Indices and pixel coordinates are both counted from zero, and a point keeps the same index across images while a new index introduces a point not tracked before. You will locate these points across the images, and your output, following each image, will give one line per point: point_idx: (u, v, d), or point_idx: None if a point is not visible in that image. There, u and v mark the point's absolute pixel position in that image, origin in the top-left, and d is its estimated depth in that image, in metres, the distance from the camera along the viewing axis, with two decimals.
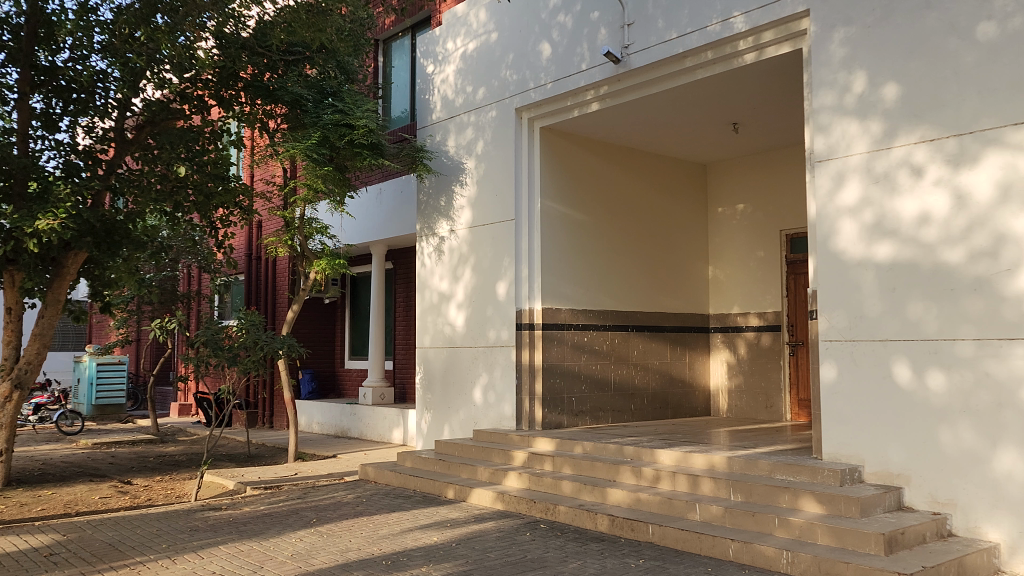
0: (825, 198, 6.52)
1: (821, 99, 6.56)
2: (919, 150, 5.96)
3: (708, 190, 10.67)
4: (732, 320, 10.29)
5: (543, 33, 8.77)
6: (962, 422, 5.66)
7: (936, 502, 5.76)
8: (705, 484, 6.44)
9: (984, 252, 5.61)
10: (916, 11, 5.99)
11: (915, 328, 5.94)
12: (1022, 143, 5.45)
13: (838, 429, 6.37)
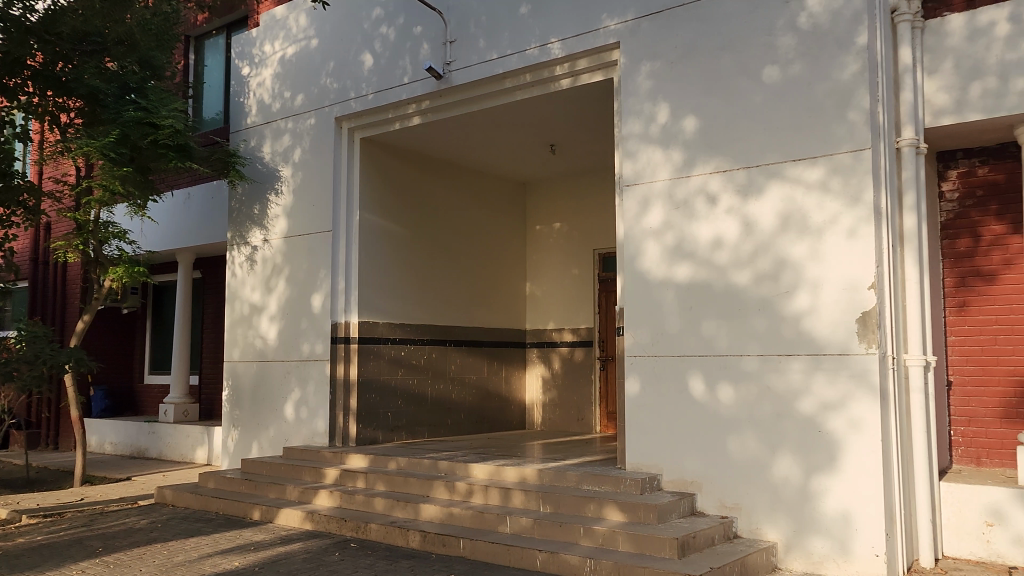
0: (631, 221, 6.88)
1: (629, 127, 6.93)
2: (714, 180, 6.44)
3: (527, 209, 10.96)
4: (547, 336, 10.61)
5: (365, 43, 8.67)
6: (747, 432, 6.14)
7: (724, 507, 6.21)
8: (516, 497, 6.56)
9: (767, 276, 6.14)
10: (713, 51, 6.49)
11: (708, 344, 6.39)
12: (799, 178, 6.03)
13: (639, 440, 6.72)
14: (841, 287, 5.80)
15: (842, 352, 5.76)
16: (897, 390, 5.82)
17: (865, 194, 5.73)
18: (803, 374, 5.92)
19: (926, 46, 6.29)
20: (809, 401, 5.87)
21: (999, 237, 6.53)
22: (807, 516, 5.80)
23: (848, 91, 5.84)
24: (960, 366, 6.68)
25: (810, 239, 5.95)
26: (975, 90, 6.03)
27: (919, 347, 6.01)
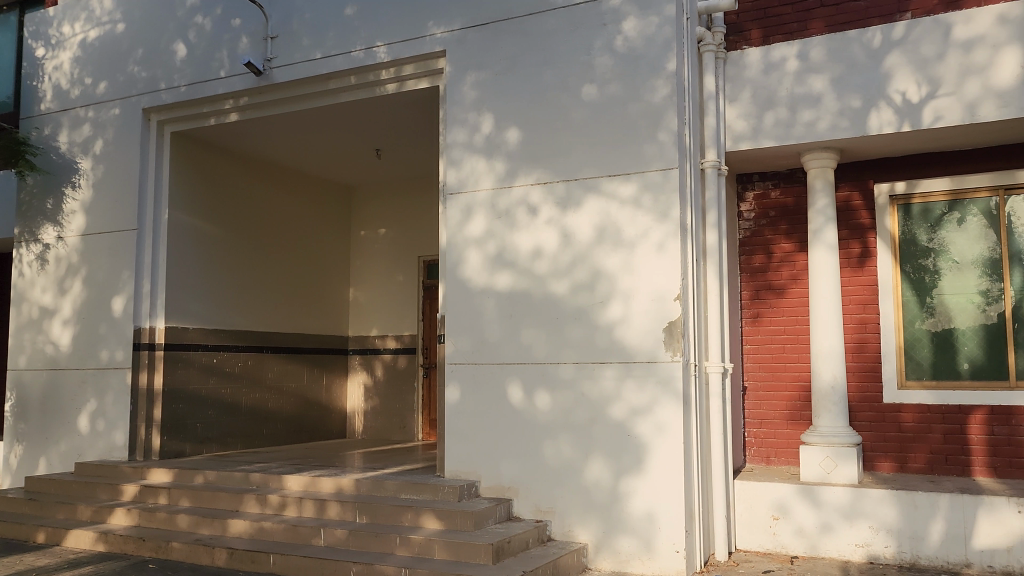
0: (454, 229, 6.91)
1: (453, 136, 6.97)
2: (535, 192, 6.60)
3: (352, 213, 10.76)
4: (370, 342, 10.45)
5: (178, 32, 8.18)
6: (562, 437, 6.33)
7: (539, 511, 6.35)
8: (331, 508, 6.39)
9: (583, 286, 6.36)
10: (535, 66, 6.66)
11: (527, 352, 6.53)
12: (613, 193, 6.31)
13: (457, 447, 6.74)
14: (651, 298, 6.12)
15: (650, 359, 6.08)
16: (698, 395, 6.21)
17: (673, 211, 6.09)
18: (614, 381, 6.18)
19: (727, 75, 6.78)
20: (619, 406, 6.14)
21: (788, 254, 7.15)
22: (616, 517, 6.07)
23: (658, 113, 6.20)
24: (754, 372, 7.23)
25: (624, 251, 6.24)
26: (768, 119, 6.57)
27: (718, 355, 6.44)
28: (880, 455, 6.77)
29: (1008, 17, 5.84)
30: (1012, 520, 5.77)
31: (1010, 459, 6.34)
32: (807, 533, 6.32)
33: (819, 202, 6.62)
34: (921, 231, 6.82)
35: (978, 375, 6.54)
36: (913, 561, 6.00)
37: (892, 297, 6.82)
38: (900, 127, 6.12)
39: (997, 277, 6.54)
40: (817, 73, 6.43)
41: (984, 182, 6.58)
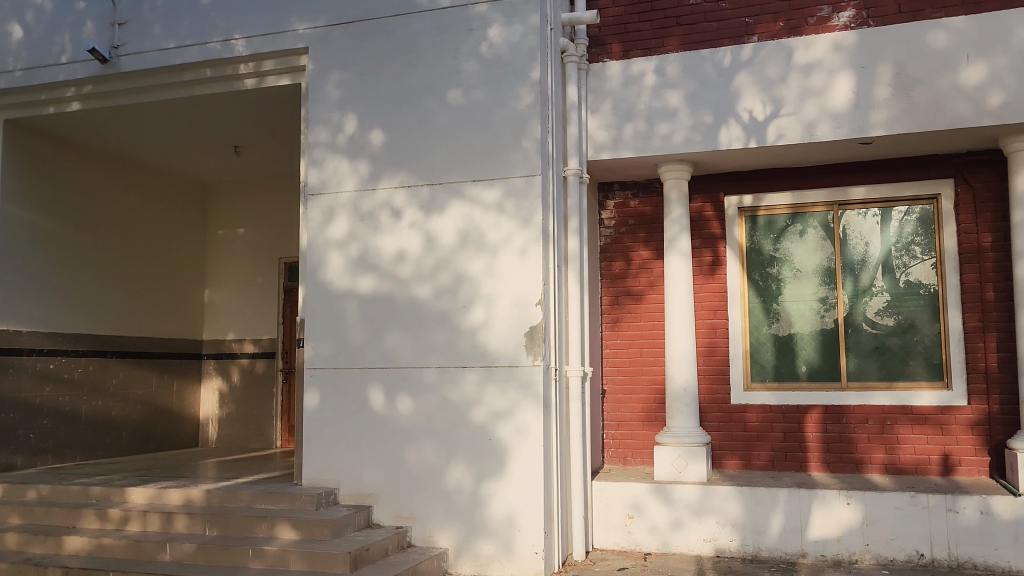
0: (315, 230, 6.74)
1: (315, 135, 6.81)
2: (399, 195, 6.55)
3: (208, 212, 10.30)
4: (226, 346, 10.03)
5: (13, 12, 7.58)
6: (424, 442, 6.29)
7: (400, 517, 6.29)
8: (179, 521, 6.09)
9: (446, 289, 6.36)
10: (400, 68, 6.61)
11: (390, 356, 6.45)
12: (477, 198, 6.34)
13: (316, 454, 6.57)
14: (512, 303, 6.19)
15: (511, 364, 6.15)
16: (558, 399, 6.33)
17: (535, 217, 6.19)
18: (476, 385, 6.21)
19: (589, 86, 6.96)
20: (481, 410, 6.17)
21: (646, 261, 7.42)
22: (476, 520, 6.11)
23: (522, 120, 6.29)
24: (613, 375, 7.45)
25: (486, 256, 6.28)
26: (628, 130, 6.79)
27: (578, 359, 6.59)
28: (728, 453, 7.10)
29: (842, 45, 6.31)
30: (842, 512, 6.21)
31: (842, 454, 6.81)
32: (659, 531, 6.56)
33: (674, 212, 6.91)
34: (766, 241, 7.24)
35: (814, 377, 7.01)
36: (755, 553, 6.35)
37: (740, 304, 7.22)
38: (747, 142, 6.48)
39: (832, 285, 7.04)
40: (673, 89, 6.71)
41: (822, 197, 7.08)
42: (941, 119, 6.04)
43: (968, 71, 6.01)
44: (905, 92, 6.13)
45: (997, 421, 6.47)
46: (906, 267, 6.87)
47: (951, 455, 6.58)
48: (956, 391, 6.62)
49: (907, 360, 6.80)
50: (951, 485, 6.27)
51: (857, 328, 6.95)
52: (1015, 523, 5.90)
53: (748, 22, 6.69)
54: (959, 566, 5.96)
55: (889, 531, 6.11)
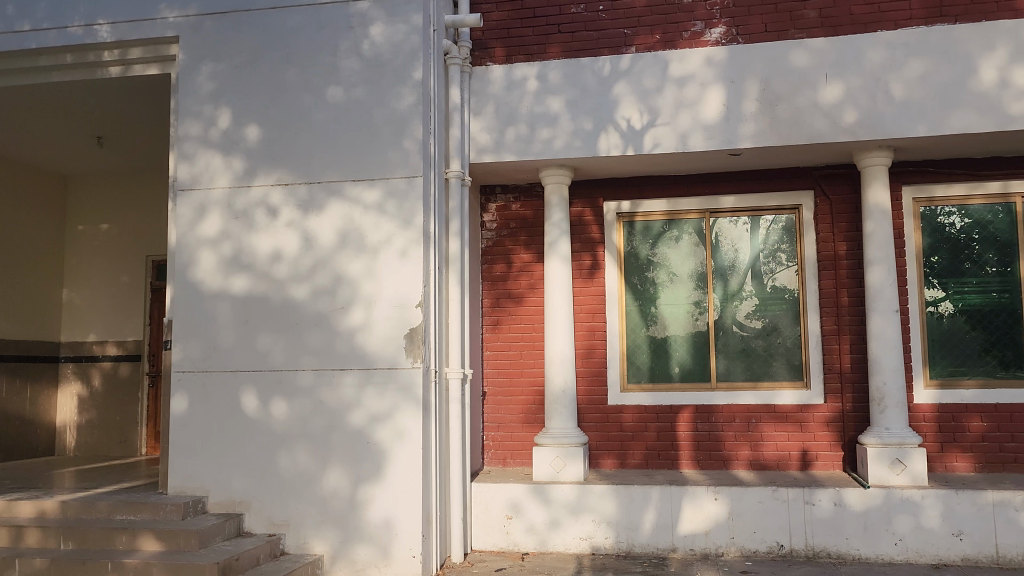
0: (184, 228, 6.46)
1: (185, 128, 6.52)
2: (275, 192, 6.36)
3: (67, 206, 9.70)
4: (86, 349, 9.47)
5: None
6: (298, 446, 6.13)
7: (272, 525, 6.10)
8: (30, 535, 5.70)
9: (324, 290, 6.22)
10: (278, 62, 6.43)
11: (264, 359, 6.25)
12: (356, 198, 6.25)
13: (183, 461, 6.29)
14: (392, 305, 6.13)
15: (390, 366, 6.08)
16: (438, 401, 6.30)
17: (416, 218, 6.16)
18: (354, 388, 6.11)
19: (472, 89, 6.97)
20: (359, 413, 6.07)
21: (526, 264, 7.50)
22: (352, 526, 6.01)
23: (403, 121, 6.24)
24: (493, 377, 7.49)
25: (366, 257, 6.19)
26: (510, 134, 6.85)
27: (458, 361, 6.58)
28: (604, 453, 7.25)
29: (714, 60, 6.59)
30: (709, 507, 6.48)
31: (711, 452, 7.09)
32: (537, 530, 6.65)
33: (554, 216, 7.02)
34: (642, 246, 7.47)
35: (687, 378, 7.28)
36: (628, 549, 6.53)
37: (617, 307, 7.41)
38: (625, 150, 6.66)
39: (704, 290, 7.34)
40: (554, 95, 6.81)
41: (694, 205, 7.36)
42: (802, 133, 6.40)
43: (827, 90, 6.39)
44: (771, 107, 6.46)
45: (850, 418, 6.90)
46: (772, 273, 7.24)
47: (809, 451, 6.97)
48: (814, 390, 7.02)
49: (770, 360, 7.17)
50: (808, 479, 6.64)
51: (726, 331, 7.27)
52: (863, 515, 6.25)
53: (626, 33, 6.88)
54: (814, 555, 6.30)
55: (752, 524, 6.41)
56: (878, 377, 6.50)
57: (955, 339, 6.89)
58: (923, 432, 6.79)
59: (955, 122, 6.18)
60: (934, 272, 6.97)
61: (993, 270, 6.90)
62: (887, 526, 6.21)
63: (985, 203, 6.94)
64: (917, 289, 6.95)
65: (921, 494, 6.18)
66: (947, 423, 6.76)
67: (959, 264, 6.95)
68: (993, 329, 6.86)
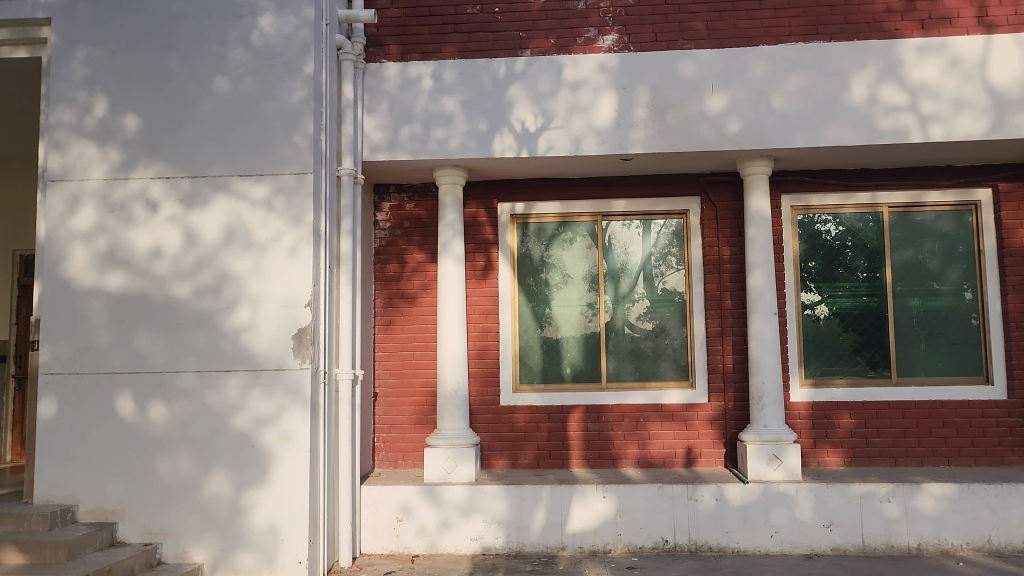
0: (55, 220, 6.09)
1: (57, 115, 6.16)
2: (155, 185, 6.08)
3: None
4: None
5: None
6: (177, 451, 5.88)
7: (148, 533, 5.83)
8: None
9: (208, 289, 5.99)
10: (159, 50, 6.17)
11: (141, 360, 5.97)
12: (243, 194, 6.05)
13: (51, 469, 5.93)
14: (280, 304, 5.97)
15: (277, 367, 5.91)
16: (326, 403, 6.16)
17: (306, 216, 6.02)
18: (239, 390, 5.91)
19: (366, 85, 6.86)
20: (244, 416, 5.88)
21: (420, 264, 7.46)
22: (236, 532, 5.81)
23: (293, 115, 6.09)
24: (385, 378, 7.40)
25: (253, 255, 6.01)
26: (404, 132, 6.79)
27: (348, 362, 6.46)
28: (496, 453, 7.27)
29: (606, 66, 6.73)
30: (598, 505, 6.59)
31: (600, 451, 7.22)
32: (427, 532, 6.60)
33: (448, 216, 6.99)
34: (536, 247, 7.55)
35: (578, 378, 7.40)
36: (518, 548, 6.57)
37: (510, 308, 7.46)
38: (519, 152, 6.71)
39: (596, 291, 7.47)
40: (449, 94, 6.79)
41: (587, 208, 7.49)
42: (690, 140, 6.61)
43: (713, 100, 6.62)
44: (660, 114, 6.64)
45: (731, 416, 7.16)
46: (662, 276, 7.44)
47: (694, 448, 7.19)
48: (699, 390, 7.26)
49: (658, 361, 7.37)
50: (692, 475, 6.85)
51: (617, 332, 7.44)
52: (742, 509, 6.50)
53: (521, 35, 6.93)
54: (697, 549, 6.50)
55: (639, 521, 6.56)
56: (757, 376, 6.78)
57: (828, 341, 7.27)
58: (798, 429, 7.12)
59: (830, 134, 6.51)
60: (810, 276, 7.33)
61: (863, 275, 7.31)
62: (764, 519, 6.48)
63: (856, 212, 7.35)
64: (794, 292, 7.29)
65: (795, 488, 6.48)
66: (820, 420, 7.12)
67: (833, 269, 7.33)
68: (863, 331, 7.27)
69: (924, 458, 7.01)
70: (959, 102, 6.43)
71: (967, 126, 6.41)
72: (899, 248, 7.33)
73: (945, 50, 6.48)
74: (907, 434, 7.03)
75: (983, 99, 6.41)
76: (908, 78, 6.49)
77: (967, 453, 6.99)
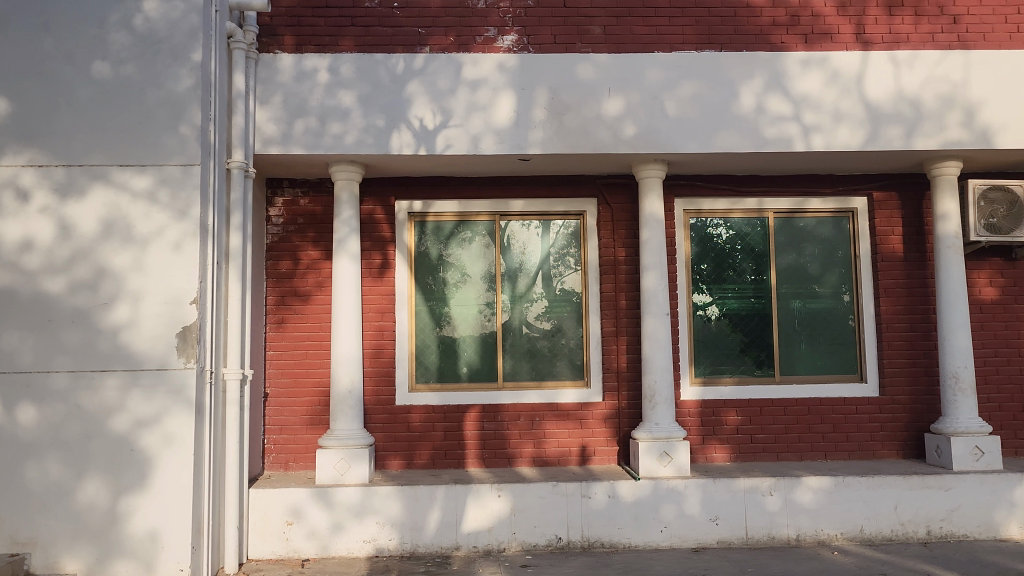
0: None
1: None
2: (26, 174, 5.71)
3: None
4: None
5: None
6: (49, 456, 5.54)
7: (15, 544, 5.46)
8: None
9: (83, 285, 5.67)
10: (33, 30, 5.81)
11: (9, 359, 5.60)
12: (124, 184, 5.76)
13: None
14: (163, 301, 5.71)
15: (159, 367, 5.66)
16: (212, 405, 5.93)
17: (192, 209, 5.79)
18: (117, 391, 5.62)
19: (259, 76, 6.64)
20: (122, 418, 5.60)
21: (314, 262, 7.29)
22: (112, 540, 5.53)
23: (179, 104, 5.85)
24: (276, 378, 7.19)
25: (134, 249, 5.73)
26: (298, 126, 6.61)
27: (237, 362, 6.24)
28: (391, 454, 7.18)
29: (506, 66, 6.75)
30: (492, 504, 6.60)
31: (496, 450, 7.23)
32: (318, 535, 6.46)
33: (344, 213, 6.86)
34: (433, 246, 7.50)
35: (474, 378, 7.39)
36: (412, 549, 6.51)
37: (407, 307, 7.39)
38: (417, 149, 6.64)
39: (494, 290, 7.49)
40: (346, 89, 6.66)
41: (485, 207, 7.49)
42: (587, 142, 6.70)
43: (609, 103, 6.73)
44: (558, 116, 6.70)
45: (625, 414, 7.30)
46: (560, 276, 7.52)
47: (588, 446, 7.30)
48: (594, 389, 7.38)
49: (554, 360, 7.45)
50: (586, 473, 6.95)
51: (514, 332, 7.47)
52: (633, 505, 6.64)
53: (420, 32, 6.85)
54: (589, 546, 6.59)
55: (533, 519, 6.60)
56: (649, 375, 6.92)
57: (717, 341, 7.51)
58: (687, 426, 7.33)
59: (720, 141, 6.73)
60: (701, 278, 7.56)
61: (750, 277, 7.58)
62: (655, 515, 6.63)
63: (745, 216, 7.62)
64: (686, 293, 7.50)
65: (684, 484, 6.66)
66: (708, 417, 7.34)
67: (723, 272, 7.57)
68: (750, 331, 7.54)
69: (804, 453, 7.33)
70: (838, 114, 6.75)
71: (845, 137, 6.74)
72: (783, 251, 7.64)
73: (826, 64, 6.79)
74: (789, 430, 7.34)
75: (860, 112, 6.75)
76: (792, 89, 6.77)
77: (843, 448, 7.35)
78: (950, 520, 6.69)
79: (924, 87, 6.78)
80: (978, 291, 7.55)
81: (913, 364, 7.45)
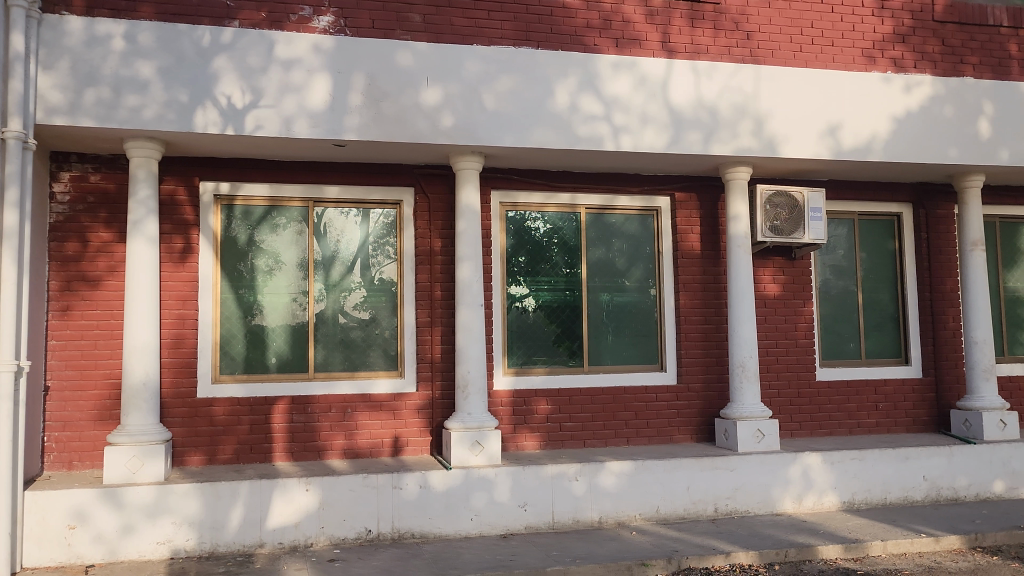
0: None
1: None
2: None
3: None
4: None
5: None
6: None
7: None
8: None
9: None
10: None
11: None
12: None
13: None
14: None
15: None
16: None
17: None
18: None
19: (42, 38, 6.04)
20: None
21: (105, 244, 6.74)
22: None
23: None
24: (59, 370, 6.59)
25: None
26: (88, 96, 6.07)
27: (10, 352, 5.64)
28: (191, 449, 6.79)
29: (321, 47, 6.54)
30: (300, 499, 6.40)
31: (305, 443, 7.02)
32: (106, 539, 6.00)
33: (140, 192, 6.37)
34: (242, 231, 7.17)
35: (283, 368, 7.15)
36: (211, 549, 6.20)
37: (211, 294, 7.02)
38: (224, 129, 6.29)
39: (306, 278, 7.27)
40: (145, 59, 6.20)
41: (298, 193, 7.24)
42: (403, 131, 6.63)
43: (427, 92, 6.69)
44: (374, 103, 6.58)
45: (438, 405, 7.32)
46: (377, 266, 7.42)
47: (401, 437, 7.25)
48: (407, 379, 7.34)
49: (368, 350, 7.34)
50: (397, 464, 6.91)
51: (327, 322, 7.29)
52: (445, 495, 6.67)
53: (229, 4, 6.49)
54: (400, 537, 6.56)
55: (342, 512, 6.47)
56: (463, 365, 6.98)
57: (530, 332, 7.71)
58: (500, 415, 7.47)
59: (535, 136, 6.88)
60: (516, 270, 7.72)
61: (563, 270, 7.83)
62: (465, 503, 6.71)
63: (558, 211, 7.85)
64: (501, 284, 7.63)
65: (495, 472, 6.79)
66: (520, 407, 7.52)
67: (537, 264, 7.77)
68: (561, 322, 7.80)
69: (607, 439, 7.68)
70: (644, 116, 7.11)
71: (650, 139, 7.10)
72: (593, 246, 7.95)
73: (635, 68, 7.14)
74: (595, 417, 7.66)
75: (664, 116, 7.14)
76: (603, 90, 7.05)
77: (643, 433, 7.77)
78: (734, 498, 7.25)
79: (720, 97, 7.27)
80: (763, 287, 8.22)
81: (707, 354, 7.99)
